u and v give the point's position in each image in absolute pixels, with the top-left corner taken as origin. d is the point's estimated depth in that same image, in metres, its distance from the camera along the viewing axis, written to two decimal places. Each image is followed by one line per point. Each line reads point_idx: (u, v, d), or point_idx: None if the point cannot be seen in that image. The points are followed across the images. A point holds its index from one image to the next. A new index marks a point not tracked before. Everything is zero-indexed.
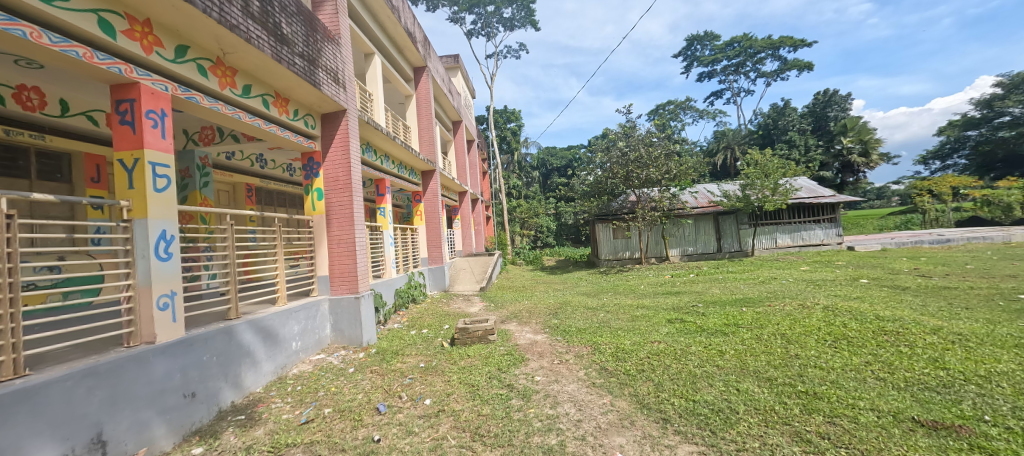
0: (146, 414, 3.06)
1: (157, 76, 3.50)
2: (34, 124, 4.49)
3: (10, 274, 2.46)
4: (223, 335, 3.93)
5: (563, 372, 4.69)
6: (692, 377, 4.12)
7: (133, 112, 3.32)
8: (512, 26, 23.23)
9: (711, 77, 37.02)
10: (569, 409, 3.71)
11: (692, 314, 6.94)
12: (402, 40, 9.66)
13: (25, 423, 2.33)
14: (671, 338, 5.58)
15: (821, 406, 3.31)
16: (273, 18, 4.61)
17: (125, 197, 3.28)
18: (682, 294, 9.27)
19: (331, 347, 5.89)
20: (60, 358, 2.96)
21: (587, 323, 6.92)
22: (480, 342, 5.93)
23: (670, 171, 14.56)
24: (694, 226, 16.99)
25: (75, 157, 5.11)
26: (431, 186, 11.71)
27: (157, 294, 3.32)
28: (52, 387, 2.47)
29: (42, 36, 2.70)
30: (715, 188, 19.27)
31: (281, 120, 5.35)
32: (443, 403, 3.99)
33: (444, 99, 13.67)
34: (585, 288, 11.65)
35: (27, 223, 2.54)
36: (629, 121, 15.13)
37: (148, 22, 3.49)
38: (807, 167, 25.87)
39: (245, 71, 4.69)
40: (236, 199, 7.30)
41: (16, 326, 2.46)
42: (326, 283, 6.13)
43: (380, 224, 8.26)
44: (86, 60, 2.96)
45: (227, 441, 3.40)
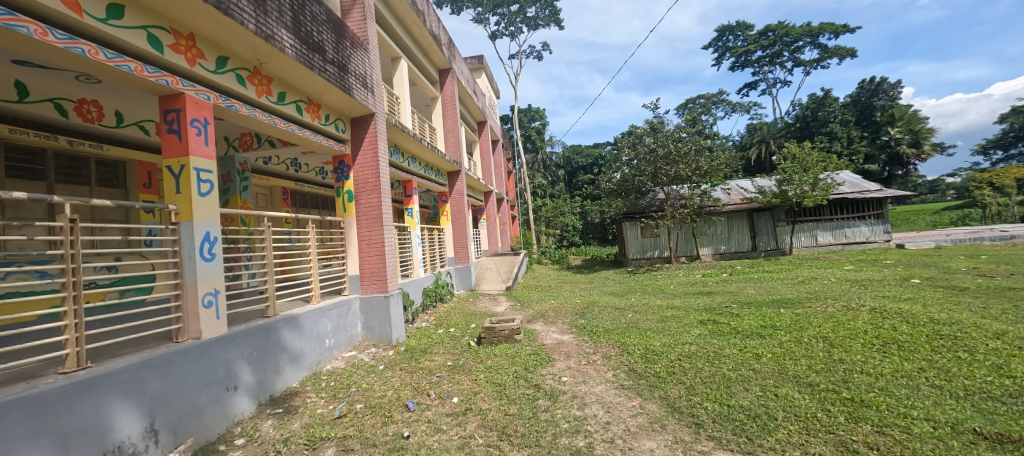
0: (193, 406, 3.24)
1: (200, 87, 3.71)
2: (94, 135, 4.85)
3: (73, 274, 2.67)
4: (263, 332, 4.12)
5: (590, 373, 4.63)
6: (726, 381, 3.97)
7: (180, 122, 3.53)
8: (536, 25, 23.15)
9: (743, 68, 35.56)
10: (597, 410, 3.65)
11: (725, 316, 6.69)
12: (428, 43, 9.83)
13: (90, 410, 2.53)
14: (703, 340, 5.39)
15: (869, 414, 3.10)
16: (305, 27, 4.78)
17: (174, 201, 3.50)
18: (714, 294, 8.95)
19: (363, 345, 6.05)
20: (117, 351, 3.18)
21: (615, 323, 6.79)
22: (506, 342, 5.93)
23: (701, 168, 14.09)
24: (727, 224, 16.37)
25: (130, 165, 5.46)
26: (456, 187, 11.84)
27: (202, 292, 3.51)
28: (112, 378, 2.66)
29: (99, 53, 2.91)
30: (750, 184, 18.53)
31: (314, 125, 5.54)
32: (471, 402, 4.02)
33: (468, 100, 13.78)
34: (612, 288, 11.43)
35: (87, 226, 2.74)
36: (657, 116, 14.77)
37: (192, 36, 3.70)
38: (850, 160, 24.42)
39: (280, 79, 4.90)
40: (273, 202, 7.66)
41: (78, 322, 2.66)
42: (356, 282, 6.30)
43: (408, 224, 8.43)
44: (137, 73, 3.17)
45: (267, 433, 3.56)
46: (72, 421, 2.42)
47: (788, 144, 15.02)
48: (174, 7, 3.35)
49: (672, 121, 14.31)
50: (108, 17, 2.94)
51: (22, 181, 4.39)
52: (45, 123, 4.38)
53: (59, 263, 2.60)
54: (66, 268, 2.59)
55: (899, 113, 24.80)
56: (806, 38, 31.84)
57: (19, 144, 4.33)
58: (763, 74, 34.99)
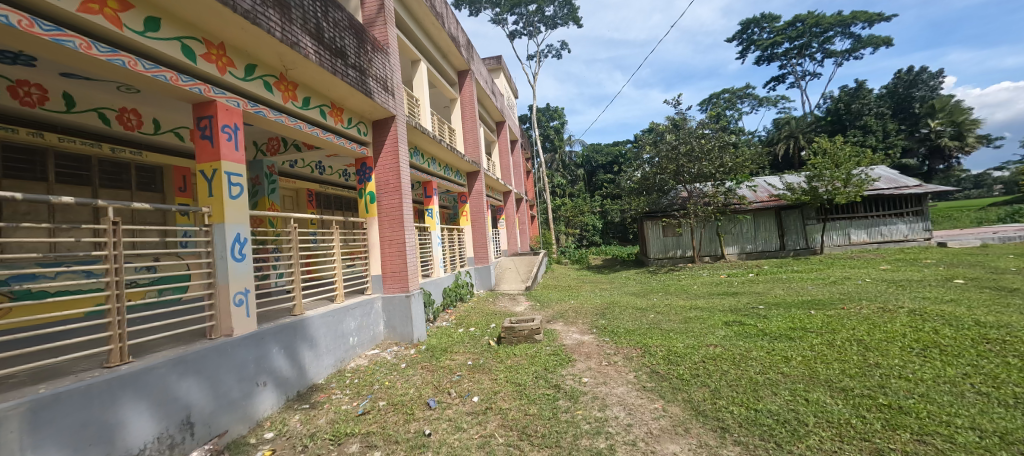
0: (226, 401, 3.38)
1: (230, 94, 3.85)
2: (134, 142, 5.11)
3: (117, 274, 2.83)
4: (289, 330, 4.24)
5: (611, 374, 4.58)
6: (753, 384, 3.85)
7: (212, 128, 3.68)
8: (554, 24, 23.00)
9: (770, 62, 34.37)
10: (618, 412, 3.61)
11: (752, 317, 6.49)
12: (446, 45, 9.91)
13: (132, 402, 2.67)
14: (728, 342, 5.25)
15: (908, 422, 2.94)
16: (328, 33, 4.91)
17: (206, 204, 3.65)
18: (740, 294, 8.70)
19: (385, 343, 6.17)
20: (156, 347, 3.35)
21: (636, 324, 6.69)
22: (526, 342, 5.93)
23: (725, 165, 13.70)
24: (753, 222, 15.88)
25: (166, 170, 5.71)
26: (475, 187, 11.90)
27: (233, 291, 3.66)
28: (151, 373, 2.80)
29: (138, 64, 3.06)
30: (777, 181, 17.91)
31: (337, 128, 5.68)
32: (491, 401, 4.04)
33: (487, 100, 13.84)
34: (633, 288, 11.27)
35: (129, 229, 2.90)
36: (679, 113, 14.44)
37: (222, 45, 3.85)
38: (886, 155, 23.27)
39: (305, 84, 5.04)
40: (298, 204, 7.91)
41: (121, 319, 2.82)
42: (379, 282, 6.43)
43: (429, 225, 8.54)
44: (173, 82, 3.32)
45: (294, 427, 3.67)
46: (115, 413, 2.57)
47: (818, 139, 14.44)
48: (206, 18, 3.50)
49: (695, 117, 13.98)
50: (146, 29, 3.10)
51: (70, 186, 4.65)
52: (90, 131, 4.65)
53: (104, 264, 2.75)
54: (110, 268, 2.74)
55: (940, 104, 23.49)
56: (837, 28, 30.54)
57: (66, 151, 4.60)
58: (791, 67, 33.72)
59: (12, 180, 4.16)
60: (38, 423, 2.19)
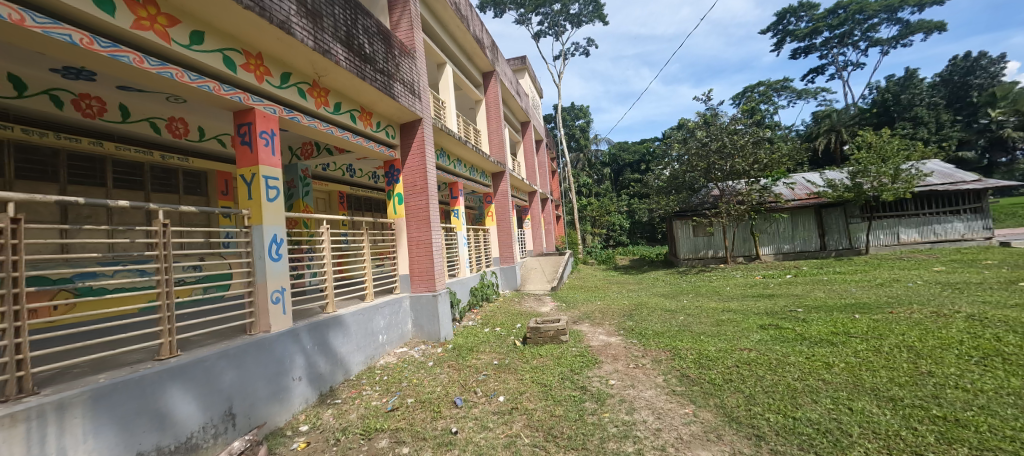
0: (265, 393, 3.55)
1: (267, 101, 4.03)
2: (181, 149, 5.45)
3: (166, 272, 3.02)
4: (321, 327, 4.39)
5: (639, 377, 4.48)
6: (792, 391, 3.67)
7: (251, 134, 3.87)
8: (579, 22, 22.74)
9: (807, 53, 32.72)
10: (646, 416, 3.53)
11: (791, 321, 6.18)
12: (471, 47, 9.98)
13: (180, 393, 2.84)
14: (764, 346, 5.03)
15: (967, 435, 2.72)
16: (357, 40, 5.05)
17: (246, 207, 3.84)
18: (777, 297, 8.33)
19: (413, 341, 6.30)
20: (201, 342, 3.56)
21: (665, 326, 6.52)
22: (552, 342, 5.90)
23: (760, 161, 13.09)
24: (790, 221, 15.14)
25: (210, 175, 6.05)
26: (501, 188, 11.93)
27: (271, 289, 3.84)
28: (196, 366, 2.97)
29: (184, 75, 3.26)
30: (818, 177, 17.01)
31: (366, 132, 5.83)
32: (517, 401, 4.05)
33: (511, 101, 13.85)
34: (662, 289, 11.00)
35: (177, 230, 3.09)
36: (710, 109, 13.94)
37: (260, 55, 4.04)
38: (940, 148, 21.63)
39: (336, 90, 5.21)
40: (331, 206, 8.20)
41: (169, 315, 3.00)
42: (406, 281, 6.57)
43: (455, 225, 8.64)
44: (216, 92, 3.51)
45: (327, 421, 3.81)
46: (165, 402, 2.74)
47: (862, 132, 13.61)
48: (245, 30, 3.68)
49: (727, 112, 13.46)
50: (192, 43, 3.30)
51: (125, 191, 4.98)
52: (142, 139, 4.99)
53: (155, 263, 2.94)
54: (161, 267, 2.94)
55: (1002, 91, 21.70)
56: (882, 13, 28.68)
57: (122, 158, 4.96)
58: (832, 57, 31.93)
59: (76, 186, 4.52)
60: (98, 409, 2.37)
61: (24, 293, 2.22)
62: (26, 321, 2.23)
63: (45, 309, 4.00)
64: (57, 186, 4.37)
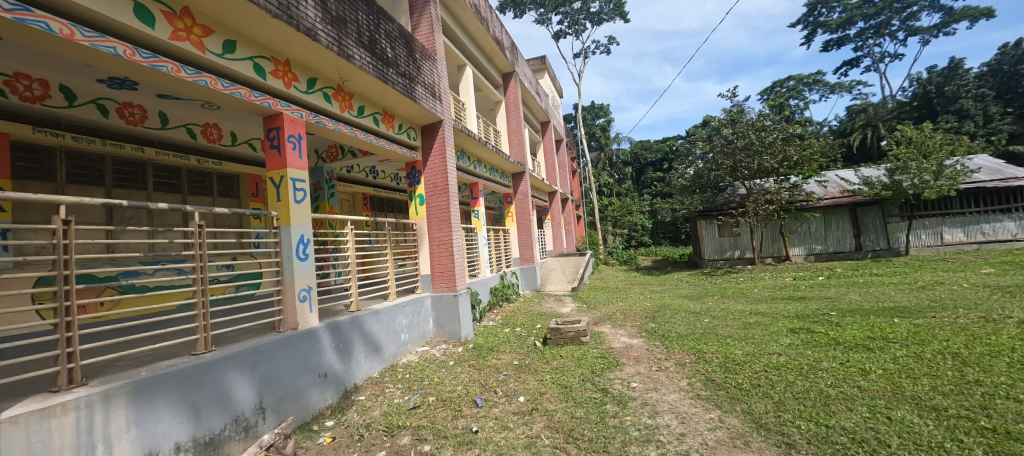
0: (292, 389, 3.67)
1: (295, 106, 4.17)
2: (215, 153, 5.67)
3: (201, 271, 3.17)
4: (345, 325, 4.50)
5: (662, 380, 4.39)
6: (825, 398, 3.51)
7: (280, 138, 4.01)
8: (599, 20, 22.48)
9: (841, 45, 31.31)
10: (670, 420, 3.45)
11: (824, 324, 5.92)
12: (491, 48, 10.04)
13: (214, 386, 2.97)
14: (795, 351, 4.84)
15: (1019, 449, 2.53)
16: (380, 44, 5.15)
17: (275, 208, 3.97)
18: (809, 300, 7.99)
19: (434, 340, 6.37)
20: (234, 339, 3.70)
21: (689, 329, 6.37)
22: (573, 343, 5.85)
23: (790, 158, 12.61)
24: (822, 221, 14.52)
25: (242, 177, 6.27)
26: (521, 188, 11.92)
27: (298, 288, 3.96)
28: (228, 362, 3.09)
29: (218, 83, 3.40)
30: (852, 175, 16.27)
31: (389, 134, 5.93)
32: (537, 402, 4.03)
33: (531, 101, 13.83)
34: (686, 290, 10.77)
35: (211, 231, 3.22)
36: (736, 105, 13.53)
37: (288, 62, 4.18)
38: (989, 142, 20.29)
39: (360, 94, 5.33)
40: (355, 207, 8.40)
41: (205, 312, 3.14)
42: (428, 281, 6.65)
43: (475, 226, 8.69)
44: (247, 98, 3.65)
45: (352, 417, 3.90)
46: (200, 396, 2.87)
47: (902, 127, 12.90)
48: (273, 38, 3.82)
49: (754, 108, 13.01)
50: (225, 51, 3.45)
51: (165, 194, 5.23)
52: (179, 145, 5.21)
53: (191, 263, 3.09)
54: (196, 266, 3.09)
55: None
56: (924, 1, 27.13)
57: (161, 163, 5.19)
58: (867, 49, 30.42)
59: (120, 189, 4.78)
60: (139, 401, 2.50)
61: (74, 290, 2.38)
62: (76, 316, 2.38)
63: (93, 304, 4.26)
64: (103, 190, 4.63)
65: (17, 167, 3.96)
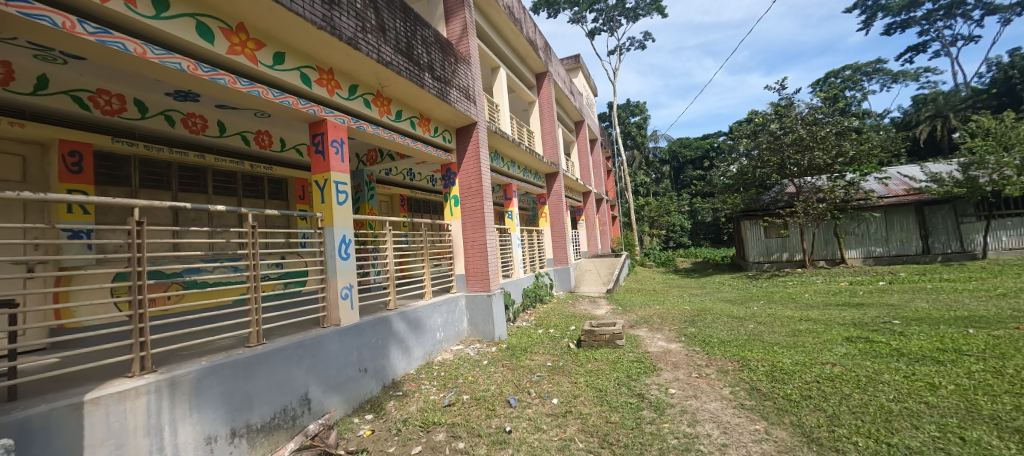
0: (335, 381, 3.85)
1: (338, 112, 4.36)
2: (266, 159, 6.04)
3: (254, 270, 3.38)
4: (384, 322, 4.66)
5: (702, 387, 4.22)
6: (886, 414, 3.24)
7: (324, 144, 4.20)
8: (635, 15, 21.90)
9: (904, 29, 28.70)
10: (711, 430, 3.31)
11: (885, 334, 5.45)
12: (524, 49, 10.01)
13: (265, 377, 3.17)
14: (851, 361, 4.49)
15: None
16: (416, 50, 5.29)
17: (320, 210, 4.19)
18: (867, 306, 7.39)
19: (468, 339, 6.46)
20: (284, 332, 3.93)
21: (732, 334, 6.08)
22: (607, 346, 5.75)
23: (846, 153, 11.72)
24: (883, 221, 13.40)
25: (290, 181, 6.63)
26: (554, 188, 11.82)
27: (341, 286, 4.14)
28: (278, 354, 3.30)
29: (269, 92, 3.62)
30: (918, 171, 14.94)
31: (425, 137, 6.08)
32: (571, 404, 4.00)
33: (565, 101, 13.70)
34: (728, 294, 10.30)
35: (263, 231, 3.43)
36: (784, 98, 12.77)
37: (332, 70, 4.39)
38: None
39: (398, 99, 5.49)
40: (393, 209, 8.68)
41: (257, 307, 3.35)
42: (462, 281, 6.76)
43: (508, 227, 8.73)
44: (294, 106, 3.87)
45: (390, 412, 4.04)
46: (253, 385, 3.07)
47: (978, 117, 11.69)
48: (317, 48, 4.01)
49: (804, 101, 12.22)
50: (275, 63, 3.67)
51: (223, 197, 5.62)
52: (235, 151, 5.59)
53: (245, 261, 3.32)
54: (250, 264, 3.30)
55: None
56: None
57: (220, 169, 5.58)
58: (936, 32, 27.72)
59: (185, 193, 5.17)
60: (201, 388, 2.71)
61: (145, 285, 2.61)
62: (147, 308, 2.60)
63: (161, 298, 4.66)
64: (169, 193, 5.02)
65: (100, 174, 4.39)
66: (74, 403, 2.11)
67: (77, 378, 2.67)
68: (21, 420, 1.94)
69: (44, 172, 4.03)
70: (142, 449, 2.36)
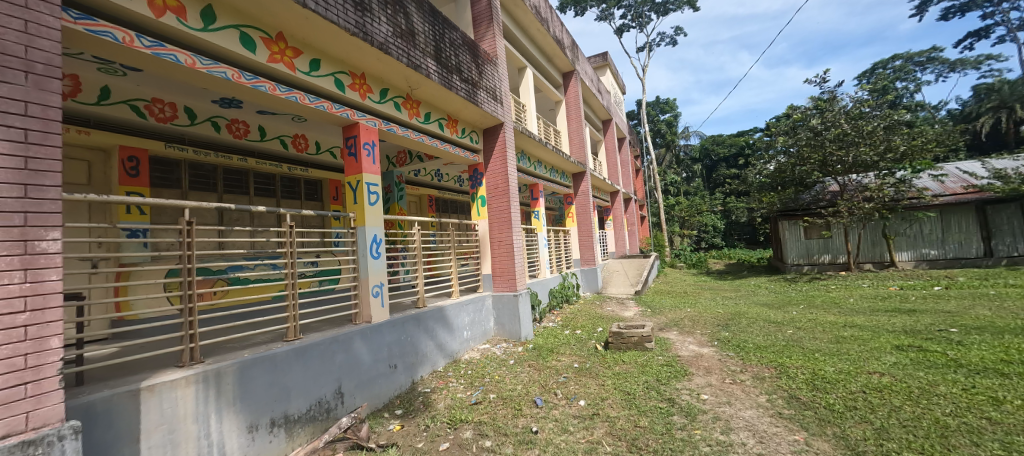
0: (366, 377, 3.97)
1: (369, 116, 4.49)
2: (302, 161, 6.29)
3: (291, 267, 3.54)
4: (413, 321, 4.76)
5: (736, 394, 4.06)
6: (942, 429, 3.01)
7: (357, 146, 4.34)
8: (665, 10, 21.33)
9: (964, 13, 26.48)
10: (746, 438, 3.18)
11: (941, 342, 5.07)
12: (551, 48, 9.96)
13: (301, 370, 3.31)
14: (901, 371, 4.21)
15: None
16: (445, 53, 5.38)
17: (352, 210, 4.32)
18: (920, 313, 6.89)
19: (495, 339, 6.49)
20: (319, 328, 4.08)
21: (769, 340, 5.83)
22: (636, 349, 5.63)
23: (896, 149, 10.96)
24: (937, 221, 12.47)
25: (324, 183, 6.88)
26: (581, 188, 11.68)
27: (372, 284, 4.27)
28: (314, 348, 3.43)
29: (305, 97, 3.77)
30: (979, 168, 13.81)
31: (452, 138, 6.16)
32: (598, 407, 3.95)
33: (593, 99, 13.53)
34: (765, 298, 9.87)
35: (300, 231, 3.57)
36: (826, 92, 12.16)
37: (364, 75, 4.52)
38: None
39: (427, 101, 5.60)
40: (421, 209, 8.84)
41: (293, 303, 3.50)
42: (489, 281, 6.80)
43: (535, 227, 8.70)
44: (329, 110, 4.01)
45: (419, 408, 4.12)
46: (291, 377, 3.22)
47: None
48: (351, 54, 4.15)
49: (849, 94, 11.59)
50: (311, 70, 3.83)
51: (263, 198, 5.90)
52: (274, 155, 5.86)
53: (284, 259, 3.46)
54: (287, 262, 3.44)
55: None
56: None
57: (261, 172, 5.87)
58: (1001, 15, 25.41)
59: (229, 194, 5.47)
60: (244, 379, 2.86)
61: (195, 281, 2.78)
62: (196, 303, 2.77)
63: (209, 293, 4.97)
64: (216, 195, 5.32)
65: (154, 178, 4.72)
66: (132, 389, 2.28)
67: (134, 366, 2.88)
68: (87, 404, 2.11)
69: (106, 176, 4.37)
70: (190, 435, 2.53)
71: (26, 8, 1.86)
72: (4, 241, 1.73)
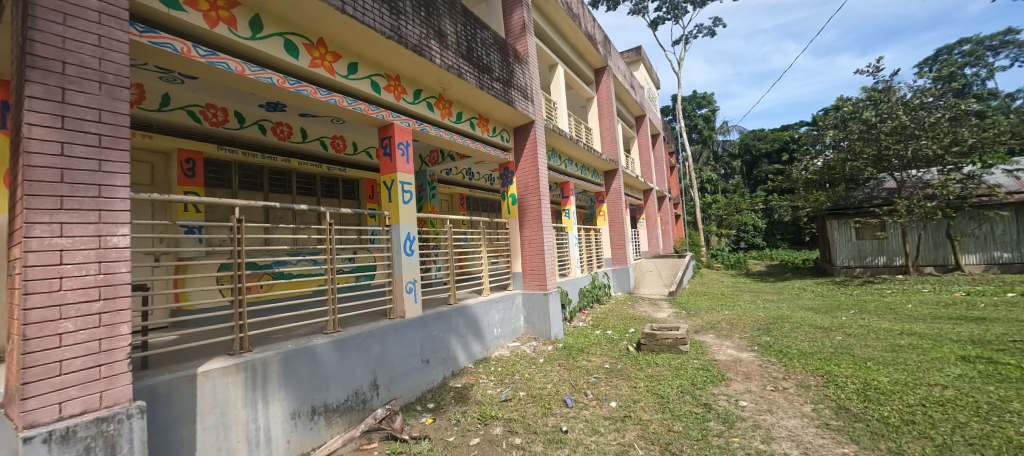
0: (399, 370, 4.07)
1: (403, 116, 4.60)
2: (340, 161, 6.54)
3: (330, 263, 3.69)
4: (444, 318, 4.85)
5: (778, 402, 3.87)
6: (1015, 449, 2.73)
7: (392, 146, 4.46)
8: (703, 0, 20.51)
9: None
10: (788, 449, 3.02)
11: (1016, 355, 4.60)
12: (582, 45, 9.83)
13: (339, 362, 3.45)
14: (967, 385, 3.86)
15: None
16: (477, 52, 5.43)
17: (388, 208, 4.45)
18: (990, 321, 6.28)
19: (525, 337, 6.50)
20: (356, 322, 4.22)
21: (815, 346, 5.50)
22: (670, 351, 5.47)
23: (963, 141, 10.01)
24: (1012, 220, 11.32)
25: (361, 182, 7.11)
26: (613, 186, 11.45)
27: (406, 280, 4.39)
28: (350, 341, 3.56)
29: (344, 100, 3.92)
30: None
31: (484, 137, 6.20)
32: (630, 409, 3.87)
33: (625, 95, 13.23)
34: (811, 301, 9.31)
35: (338, 228, 3.72)
36: (880, 81, 11.36)
37: (399, 77, 4.63)
38: None
39: (459, 101, 5.67)
40: (453, 207, 9.00)
41: (332, 297, 3.64)
42: (519, 279, 6.81)
43: (565, 225, 8.55)
44: (366, 112, 4.14)
45: (450, 402, 4.20)
46: (329, 368, 3.36)
47: None
48: (387, 57, 4.27)
49: (907, 83, 10.76)
50: (349, 73, 3.97)
51: (304, 197, 6.17)
52: (315, 156, 6.14)
53: (324, 255, 3.61)
54: (326, 258, 3.59)
55: None
56: None
57: (302, 172, 6.15)
58: None
59: (274, 194, 5.77)
60: (287, 367, 3.03)
61: (244, 275, 2.96)
62: (245, 296, 2.94)
63: (256, 286, 5.28)
64: (262, 194, 5.61)
65: (208, 178, 5.06)
66: (188, 374, 2.46)
67: (192, 353, 3.11)
68: (150, 387, 2.29)
69: (167, 176, 4.72)
70: (240, 419, 2.70)
71: (98, 24, 2.04)
72: (81, 237, 1.91)
